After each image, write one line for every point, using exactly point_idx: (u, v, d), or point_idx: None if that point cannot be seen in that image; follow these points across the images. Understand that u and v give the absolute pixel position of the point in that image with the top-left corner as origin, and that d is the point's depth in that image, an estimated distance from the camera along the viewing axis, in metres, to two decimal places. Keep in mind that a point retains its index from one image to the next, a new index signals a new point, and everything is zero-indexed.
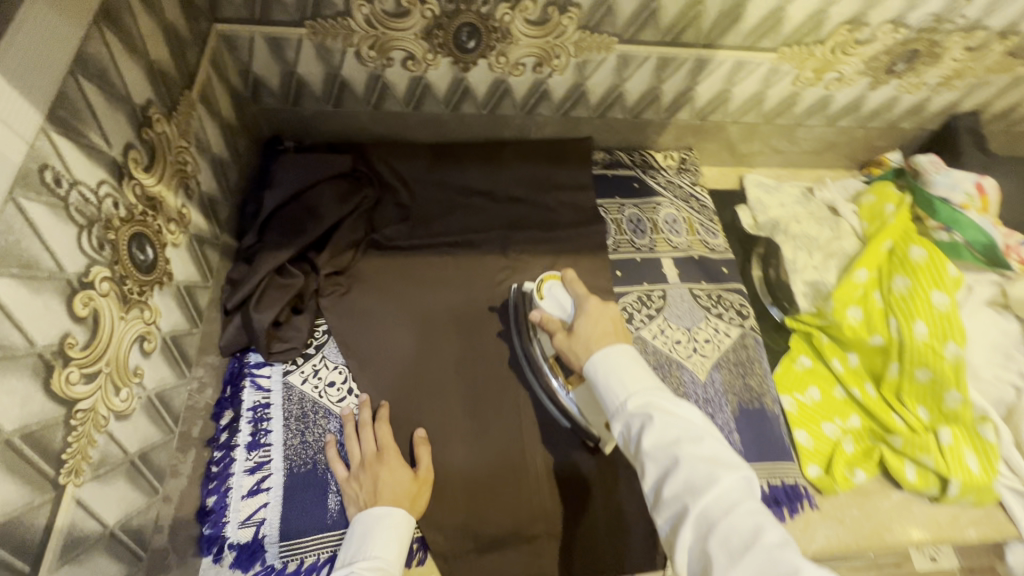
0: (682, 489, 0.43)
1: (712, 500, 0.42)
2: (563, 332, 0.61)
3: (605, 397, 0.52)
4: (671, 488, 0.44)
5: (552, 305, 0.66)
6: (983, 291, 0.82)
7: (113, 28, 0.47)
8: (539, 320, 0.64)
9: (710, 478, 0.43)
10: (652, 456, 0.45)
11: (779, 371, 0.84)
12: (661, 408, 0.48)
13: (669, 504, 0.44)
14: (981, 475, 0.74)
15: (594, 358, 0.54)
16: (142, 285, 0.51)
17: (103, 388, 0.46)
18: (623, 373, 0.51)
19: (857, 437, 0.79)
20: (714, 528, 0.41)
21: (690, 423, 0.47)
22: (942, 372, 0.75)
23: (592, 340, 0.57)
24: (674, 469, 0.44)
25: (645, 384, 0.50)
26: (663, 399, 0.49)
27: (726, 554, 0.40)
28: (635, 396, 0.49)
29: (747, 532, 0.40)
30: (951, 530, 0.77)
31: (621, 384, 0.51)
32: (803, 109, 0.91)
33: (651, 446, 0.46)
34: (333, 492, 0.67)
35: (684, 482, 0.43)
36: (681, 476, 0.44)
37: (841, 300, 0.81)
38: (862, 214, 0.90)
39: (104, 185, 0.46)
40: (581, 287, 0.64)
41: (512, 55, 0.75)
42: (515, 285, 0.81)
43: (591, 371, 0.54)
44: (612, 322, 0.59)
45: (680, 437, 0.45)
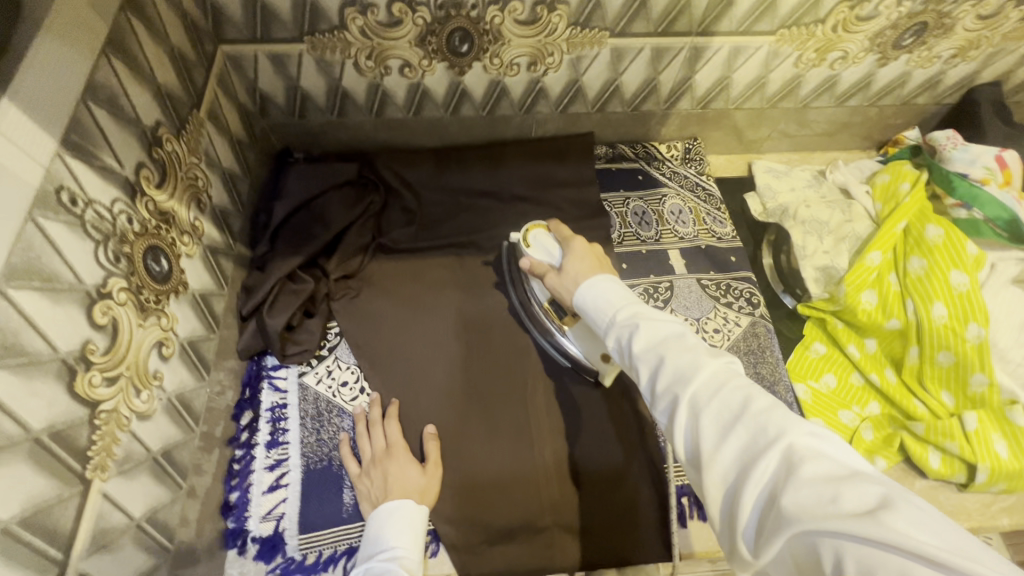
0: (671, 380, 0.43)
1: (701, 385, 0.42)
2: (553, 274, 0.66)
3: (599, 322, 0.55)
4: (661, 382, 0.44)
5: (540, 252, 0.71)
6: (1008, 269, 0.78)
7: (121, 57, 0.51)
8: (528, 268, 0.70)
9: (696, 365, 0.43)
10: (642, 356, 0.47)
11: (792, 359, 0.82)
12: (649, 319, 0.50)
13: (662, 397, 0.44)
14: (1012, 460, 0.70)
15: (584, 286, 0.59)
16: (159, 294, 0.55)
17: (125, 390, 0.49)
18: (610, 298, 0.55)
19: (876, 424, 0.77)
20: (704, 407, 0.40)
21: (676, 326, 0.48)
22: (965, 354, 0.72)
23: (578, 276, 0.62)
24: (662, 364, 0.45)
25: (635, 304, 0.53)
26: (649, 312, 0.51)
27: (717, 429, 0.39)
28: (623, 313, 0.52)
29: (736, 404, 0.39)
30: (981, 518, 0.74)
31: (610, 306, 0.54)
32: (809, 91, 0.89)
33: (641, 348, 0.47)
34: (348, 487, 0.70)
35: (673, 372, 0.44)
36: (669, 367, 0.44)
37: (854, 284, 0.77)
38: (875, 194, 0.87)
39: (118, 202, 0.49)
40: (565, 231, 0.69)
41: (506, 56, 0.76)
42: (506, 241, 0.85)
43: (581, 303, 0.58)
44: (593, 258, 0.64)
45: (667, 337, 0.47)
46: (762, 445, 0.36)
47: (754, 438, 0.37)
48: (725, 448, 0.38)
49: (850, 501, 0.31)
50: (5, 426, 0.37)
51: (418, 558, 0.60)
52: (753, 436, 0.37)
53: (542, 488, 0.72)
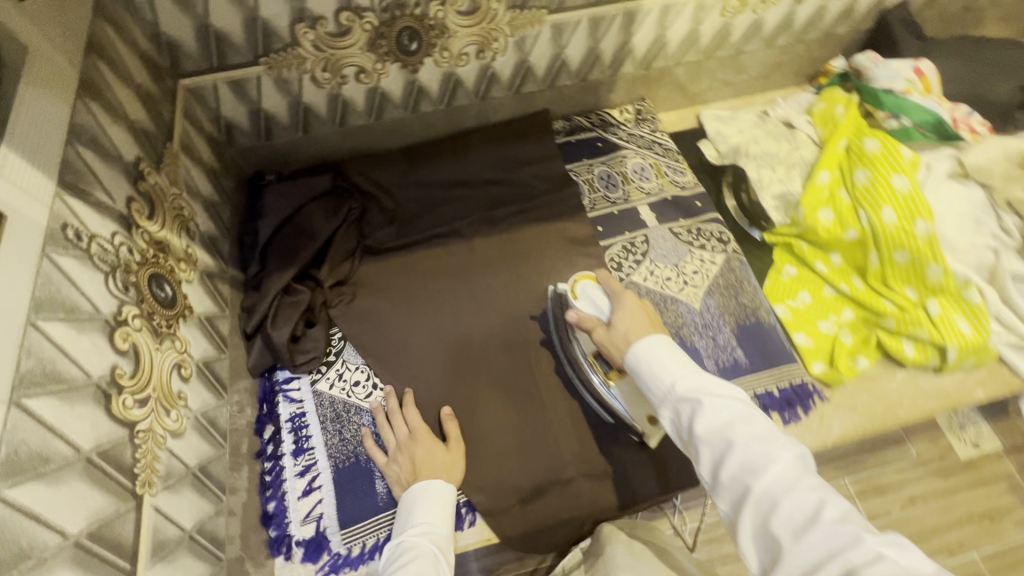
0: (741, 471, 0.45)
1: (772, 478, 0.44)
2: (603, 328, 0.64)
3: (650, 386, 0.55)
4: (728, 471, 0.46)
5: (589, 305, 0.68)
6: (942, 166, 0.84)
7: (94, 99, 0.53)
8: (575, 320, 0.67)
9: (766, 457, 0.45)
10: (705, 440, 0.48)
11: (769, 285, 0.88)
12: (708, 392, 0.51)
13: (729, 487, 0.46)
14: (975, 335, 0.78)
15: (638, 347, 0.58)
16: (168, 318, 0.57)
17: (156, 410, 0.52)
18: (666, 363, 0.55)
19: (853, 328, 0.83)
20: (776, 505, 0.43)
21: (739, 404, 0.49)
22: (918, 249, 0.79)
23: (631, 333, 0.61)
24: (729, 452, 0.46)
25: (690, 370, 0.54)
26: (707, 382, 0.52)
27: (791, 531, 0.42)
28: (680, 381, 0.53)
29: (810, 507, 0.42)
30: (960, 395, 0.81)
31: (665, 370, 0.54)
32: (739, 37, 0.95)
33: (704, 431, 0.48)
34: (379, 477, 0.73)
35: (742, 463, 0.45)
36: (737, 457, 0.46)
37: (809, 205, 0.85)
38: (815, 122, 0.94)
39: (117, 235, 0.52)
40: (615, 284, 0.67)
41: (454, 47, 0.80)
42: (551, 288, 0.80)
43: (633, 361, 0.57)
44: (646, 316, 0.63)
45: (731, 418, 0.48)
46: (837, 549, 0.39)
47: (829, 544, 0.40)
48: (799, 550, 0.41)
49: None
50: (57, 446, 0.40)
51: (447, 532, 0.64)
52: (828, 540, 0.40)
53: (562, 445, 0.76)
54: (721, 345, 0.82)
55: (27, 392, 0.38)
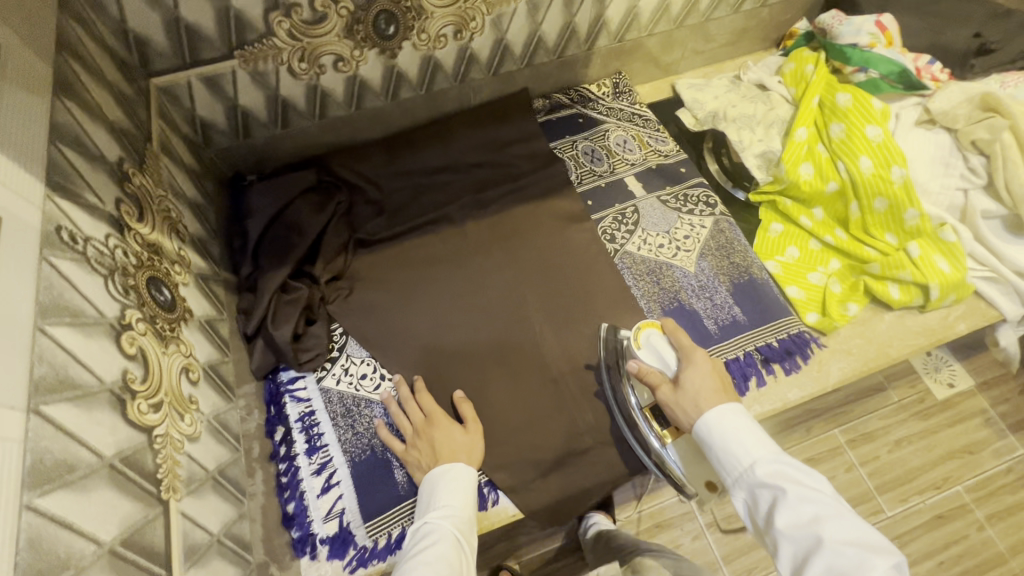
0: (829, 573, 0.46)
1: None
2: (668, 386, 0.65)
3: (727, 465, 0.57)
4: (813, 571, 0.47)
5: (653, 357, 0.69)
6: (910, 115, 0.88)
7: (70, 97, 0.51)
8: (636, 371, 0.68)
9: (857, 562, 0.45)
10: (787, 534, 0.49)
11: (758, 243, 0.91)
12: (792, 482, 0.52)
13: None
14: (954, 273, 0.82)
15: (708, 415, 0.59)
16: (171, 322, 0.56)
17: (170, 415, 0.50)
18: (743, 442, 0.56)
19: (841, 277, 0.86)
20: None
21: (826, 499, 0.50)
22: (895, 195, 0.82)
23: (700, 397, 0.61)
24: (814, 550, 0.47)
25: (773, 457, 0.55)
26: (791, 470, 0.53)
27: None
28: (761, 465, 0.54)
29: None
30: (945, 330, 0.85)
31: (743, 451, 0.56)
32: (707, 4, 0.97)
33: (786, 524, 0.49)
34: (397, 467, 0.73)
35: (829, 565, 0.46)
36: (823, 557, 0.46)
37: (791, 161, 0.87)
38: (786, 81, 0.96)
39: (110, 237, 0.50)
40: (684, 340, 0.68)
41: (432, 29, 0.79)
42: (608, 331, 0.79)
43: (705, 431, 0.59)
44: (718, 379, 0.63)
45: (817, 515, 0.49)
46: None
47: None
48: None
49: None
50: (81, 454, 0.38)
51: (468, 514, 0.64)
52: None
53: (577, 417, 0.77)
54: (719, 305, 0.84)
55: (44, 398, 0.36)
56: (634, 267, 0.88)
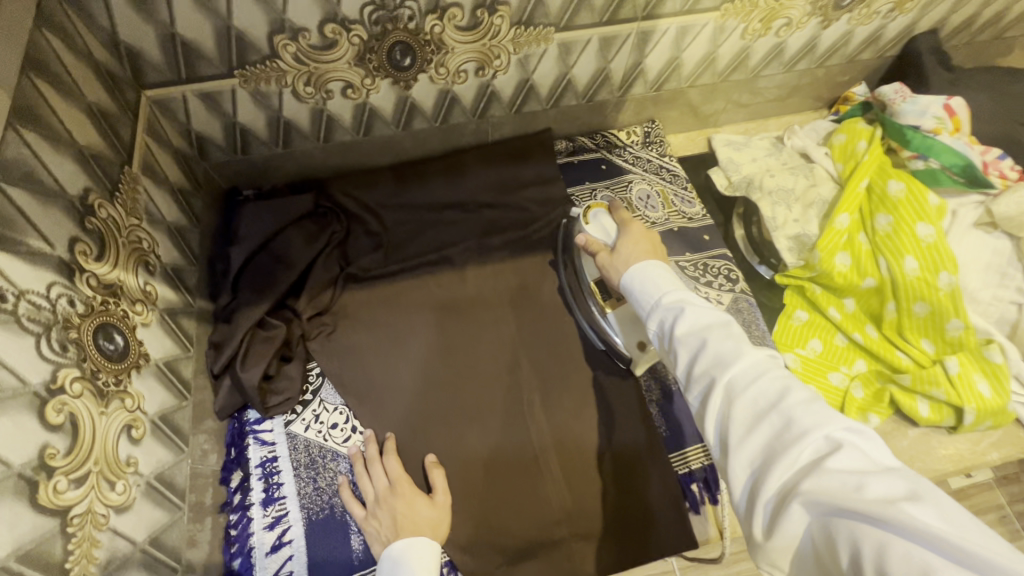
0: (712, 363, 0.45)
1: (740, 371, 0.44)
2: (606, 252, 0.65)
3: (640, 300, 0.55)
4: (700, 366, 0.46)
5: (596, 229, 0.69)
6: (968, 214, 0.79)
7: (31, 126, 0.46)
8: (584, 243, 0.68)
9: (738, 353, 0.45)
10: (683, 340, 0.47)
11: (777, 329, 0.84)
12: (692, 303, 0.51)
13: (699, 380, 0.45)
14: (995, 398, 0.73)
15: (632, 269, 0.57)
16: (118, 375, 0.51)
17: (96, 486, 0.45)
18: (658, 279, 0.55)
19: (864, 381, 0.79)
20: (742, 396, 0.43)
21: (718, 312, 0.49)
22: (939, 302, 0.74)
23: (631, 258, 0.61)
24: (704, 348, 0.46)
25: (680, 288, 0.53)
26: (696, 298, 0.52)
27: (754, 417, 0.41)
28: (668, 294, 0.53)
29: (774, 394, 0.42)
30: (974, 457, 0.77)
31: (656, 287, 0.54)
32: (758, 61, 0.89)
33: (683, 332, 0.48)
34: (355, 532, 0.68)
35: (713, 357, 0.45)
36: (710, 352, 0.45)
37: (826, 250, 0.78)
38: (834, 154, 0.88)
39: (54, 287, 0.45)
40: (627, 215, 0.68)
41: (451, 64, 0.73)
42: (566, 219, 0.85)
43: (628, 282, 0.57)
44: (650, 244, 0.62)
45: (710, 322, 0.48)
46: (793, 431, 0.39)
47: (786, 428, 0.40)
48: (757, 432, 0.41)
49: (875, 489, 0.35)
50: None
51: None
52: (788, 429, 0.40)
53: (553, 501, 0.71)
54: None
55: None
56: None
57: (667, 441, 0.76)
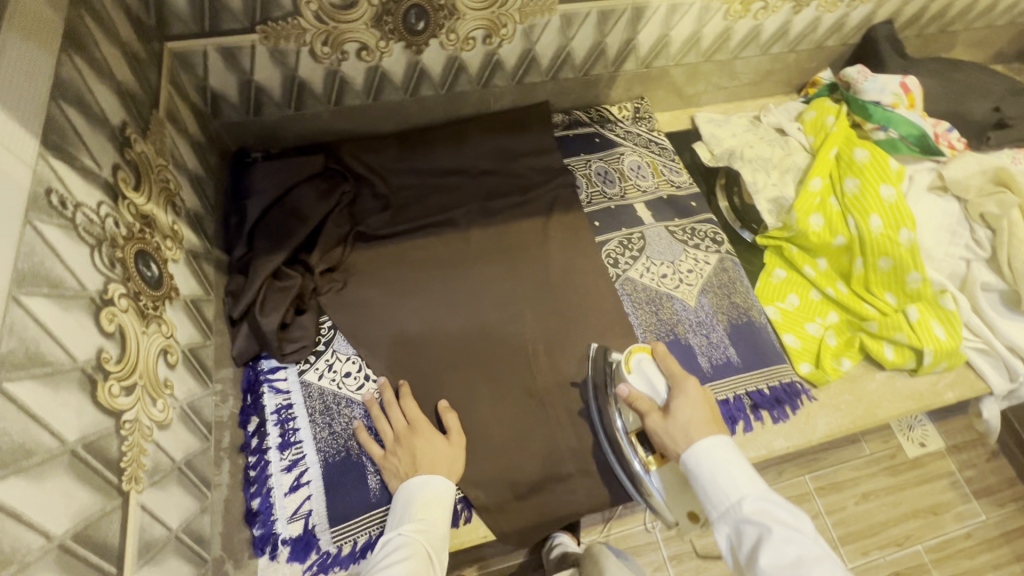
0: None
1: None
2: (658, 414, 0.66)
3: (714, 499, 0.57)
4: None
5: (643, 382, 0.70)
6: (923, 178, 0.89)
7: (79, 53, 0.48)
8: (628, 397, 0.68)
9: None
10: (770, 572, 0.49)
11: (759, 287, 0.91)
12: (778, 521, 0.52)
13: None
14: (949, 340, 0.82)
15: (696, 450, 0.59)
16: (155, 300, 0.53)
17: (142, 399, 0.47)
18: (734, 478, 0.57)
19: (837, 331, 0.86)
20: None
21: (808, 540, 0.50)
22: (901, 257, 0.82)
23: (691, 427, 0.62)
24: None
25: (759, 494, 0.55)
26: (778, 509, 0.54)
27: None
28: (748, 501, 0.55)
29: None
30: (932, 396, 0.85)
31: (733, 487, 0.56)
32: (737, 42, 0.97)
33: (770, 562, 0.49)
34: (372, 472, 0.70)
35: None
36: None
37: (802, 210, 0.86)
38: (806, 129, 0.97)
39: (103, 205, 0.47)
40: (674, 367, 0.69)
41: (461, 31, 0.77)
42: (596, 353, 0.79)
43: (693, 463, 0.59)
44: (707, 409, 0.64)
45: (801, 555, 0.49)
46: None
47: None
48: None
49: None
50: (42, 438, 0.36)
51: (443, 533, 0.63)
52: None
53: (560, 441, 0.75)
54: (715, 343, 0.83)
55: (9, 374, 0.33)
56: (635, 294, 0.87)
57: None
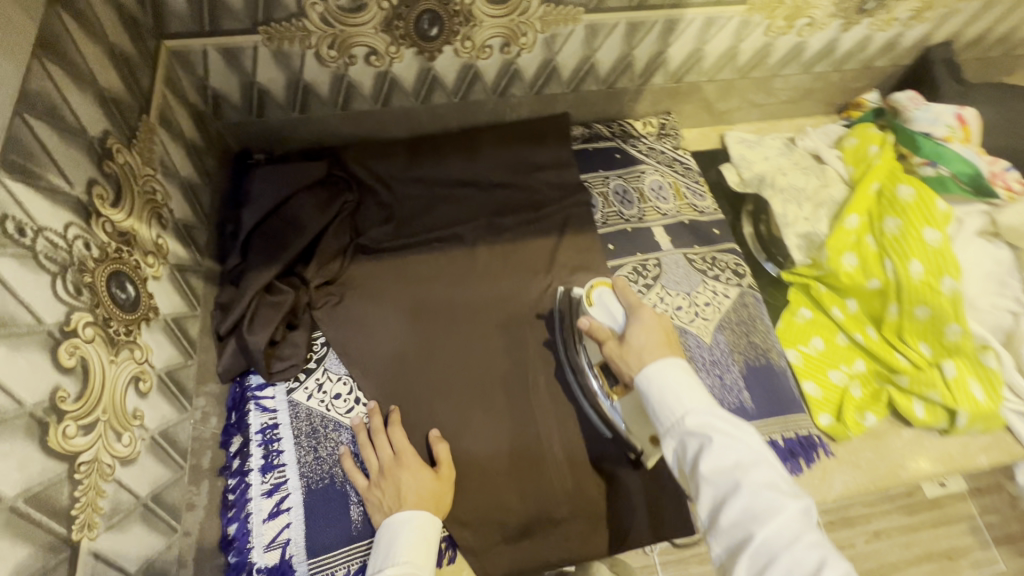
0: (743, 516, 0.45)
1: (773, 530, 0.44)
2: (614, 341, 0.61)
3: (658, 413, 0.54)
4: (729, 515, 0.46)
5: (602, 313, 0.66)
6: (973, 223, 0.81)
7: (56, 61, 0.44)
8: (587, 329, 0.63)
9: (772, 506, 0.44)
10: (711, 479, 0.47)
11: (781, 326, 0.85)
12: (719, 430, 0.50)
13: (728, 532, 0.46)
14: (988, 403, 0.75)
15: (647, 371, 0.55)
16: (129, 325, 0.50)
17: (104, 436, 0.44)
18: (679, 390, 0.53)
19: (863, 381, 0.80)
20: (774, 560, 0.43)
21: (749, 446, 0.49)
22: (941, 306, 0.76)
23: (645, 351, 0.58)
24: (734, 495, 0.46)
25: (702, 403, 0.52)
26: (722, 418, 0.51)
27: None
28: (692, 414, 0.51)
29: (809, 563, 0.42)
30: (963, 460, 0.78)
31: (678, 401, 0.52)
32: (777, 59, 0.89)
33: (711, 470, 0.47)
34: (355, 503, 0.67)
35: (746, 509, 0.45)
36: (742, 502, 0.45)
37: (835, 249, 0.80)
38: (845, 157, 0.90)
39: (72, 227, 0.44)
40: (633, 296, 0.64)
41: (477, 38, 0.72)
42: (561, 290, 0.79)
43: (643, 384, 0.55)
44: (664, 333, 0.59)
45: (740, 461, 0.47)
46: None
47: None
48: None
49: None
50: None
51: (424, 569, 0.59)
52: None
53: (555, 482, 0.71)
54: (729, 384, 0.77)
55: None
56: None
57: None
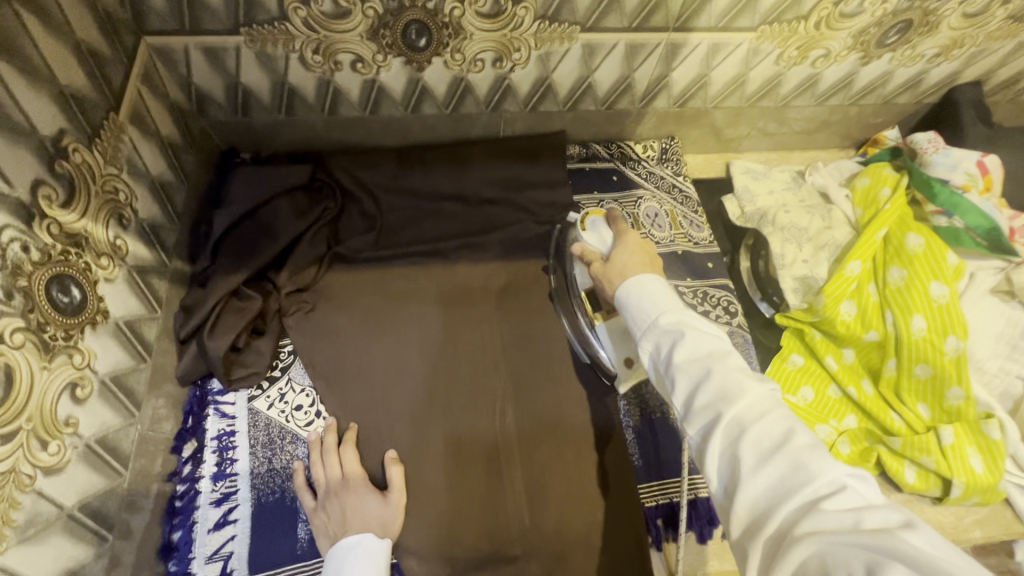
0: (714, 398, 0.42)
1: (744, 408, 0.41)
2: (600, 262, 0.60)
3: (634, 317, 0.50)
4: (702, 398, 0.42)
5: (593, 237, 0.65)
6: (986, 279, 0.76)
7: (7, 59, 0.43)
8: (580, 253, 0.63)
9: (742, 386, 0.42)
10: (683, 366, 0.44)
11: (770, 371, 0.79)
12: (692, 326, 0.47)
13: (700, 415, 0.42)
14: (986, 474, 0.69)
15: (627, 283, 0.53)
16: (70, 329, 0.49)
17: (26, 445, 0.43)
18: (654, 295, 0.50)
19: (853, 438, 0.74)
20: (746, 433, 0.40)
21: (720, 338, 0.46)
22: (943, 366, 0.71)
23: (626, 267, 0.55)
24: (707, 379, 0.43)
25: (677, 305, 0.49)
26: (696, 318, 0.48)
27: (758, 455, 0.39)
28: (667, 313, 0.48)
29: (778, 433, 0.40)
30: (955, 532, 0.73)
31: (654, 304, 0.49)
32: (789, 89, 0.85)
33: (683, 358, 0.44)
34: (303, 521, 0.65)
35: (719, 391, 0.42)
36: (715, 384, 0.42)
37: (833, 295, 0.75)
38: (855, 199, 0.84)
39: (7, 230, 0.42)
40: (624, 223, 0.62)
41: (468, 51, 0.70)
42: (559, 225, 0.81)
43: (623, 296, 0.52)
44: (647, 256, 0.57)
45: (713, 350, 0.45)
46: (799, 480, 0.37)
47: (791, 471, 0.37)
48: (763, 475, 0.38)
49: (873, 525, 0.33)
50: None
51: None
52: (792, 471, 0.37)
53: (511, 516, 0.68)
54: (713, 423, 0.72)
55: None
56: None
57: (639, 470, 0.74)
